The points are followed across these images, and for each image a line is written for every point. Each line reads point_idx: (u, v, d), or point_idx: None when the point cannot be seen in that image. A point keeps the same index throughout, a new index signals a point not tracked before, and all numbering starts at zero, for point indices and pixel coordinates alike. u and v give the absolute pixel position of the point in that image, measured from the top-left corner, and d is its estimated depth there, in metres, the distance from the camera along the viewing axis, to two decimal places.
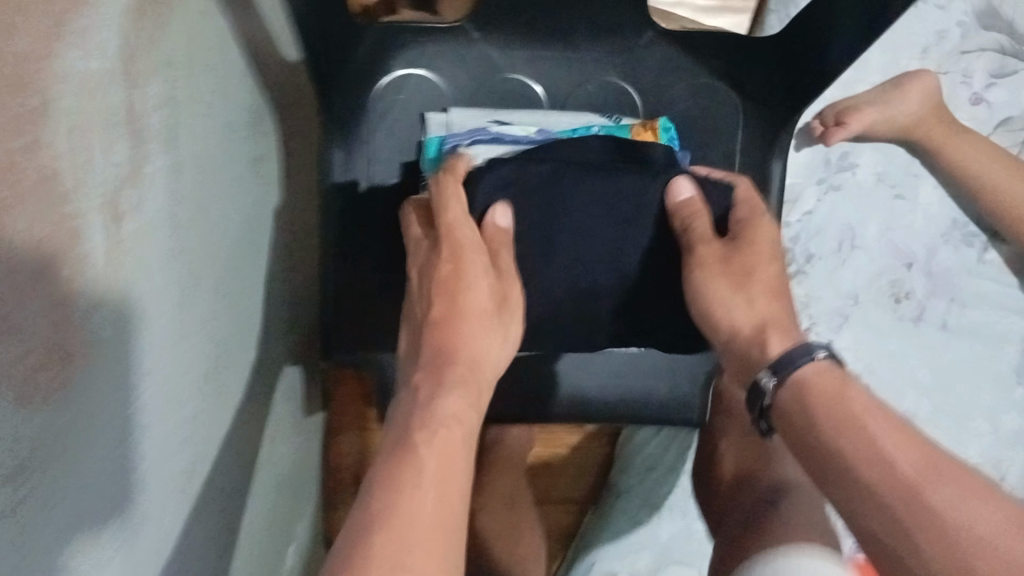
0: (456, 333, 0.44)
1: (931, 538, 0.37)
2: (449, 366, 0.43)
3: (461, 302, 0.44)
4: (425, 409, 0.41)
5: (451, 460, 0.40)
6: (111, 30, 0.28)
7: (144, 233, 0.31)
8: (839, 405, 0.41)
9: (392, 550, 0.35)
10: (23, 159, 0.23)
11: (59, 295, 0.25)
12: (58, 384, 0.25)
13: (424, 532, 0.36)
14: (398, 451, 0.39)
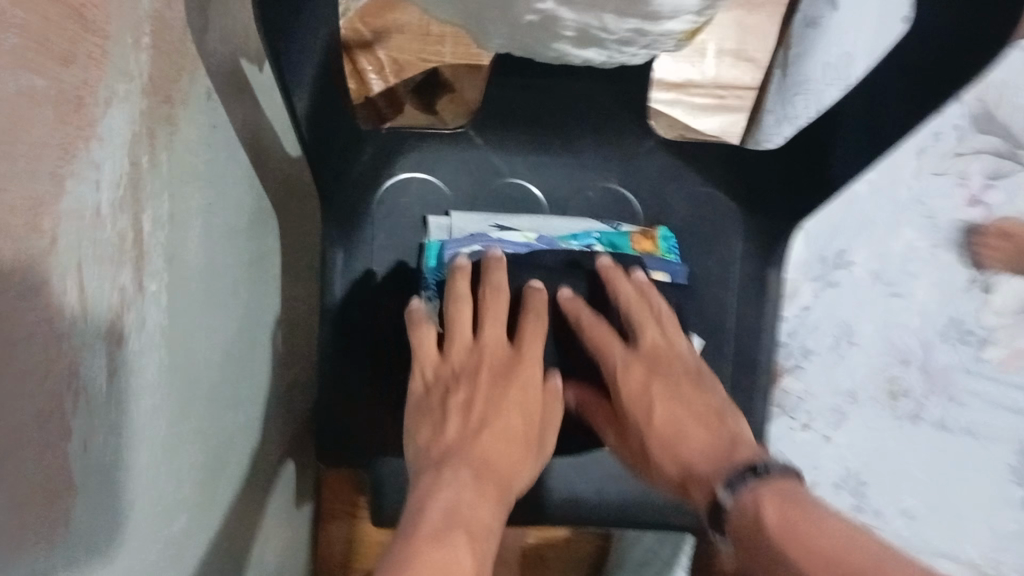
0: (491, 432, 0.51)
1: None
2: (479, 472, 0.49)
3: (524, 413, 0.53)
4: (456, 505, 0.46)
5: (467, 553, 0.43)
6: (117, 160, 0.32)
7: (139, 351, 0.35)
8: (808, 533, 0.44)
9: None
10: (36, 308, 0.26)
11: (56, 433, 0.28)
12: (53, 520, 0.28)
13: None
14: (431, 535, 0.43)
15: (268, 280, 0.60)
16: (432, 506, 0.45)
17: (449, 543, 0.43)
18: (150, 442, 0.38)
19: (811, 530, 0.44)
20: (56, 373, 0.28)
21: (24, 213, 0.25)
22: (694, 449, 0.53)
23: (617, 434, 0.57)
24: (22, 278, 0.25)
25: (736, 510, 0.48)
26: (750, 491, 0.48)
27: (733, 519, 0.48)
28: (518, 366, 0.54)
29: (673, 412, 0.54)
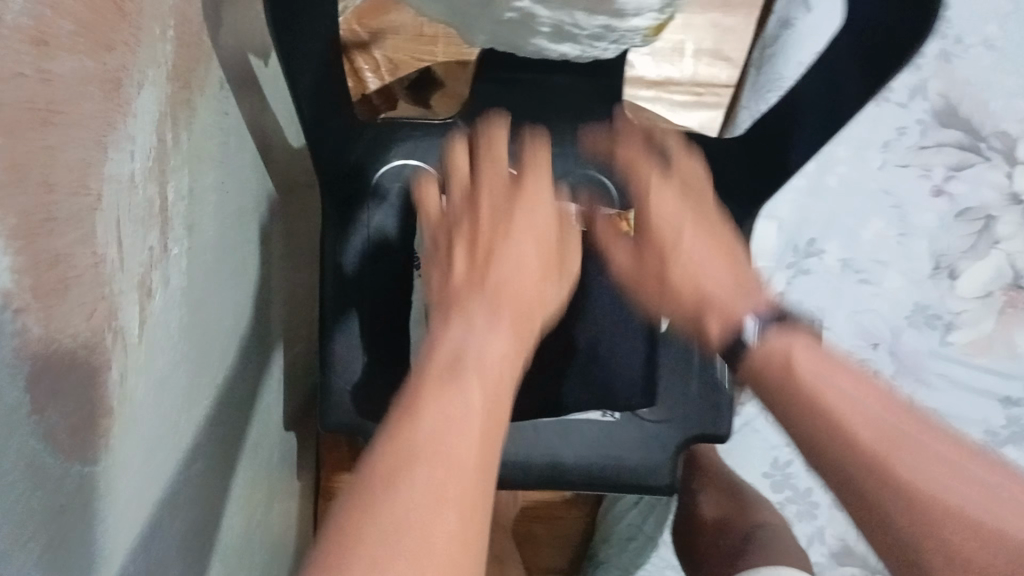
0: (503, 262, 0.47)
1: (904, 507, 0.43)
2: (497, 297, 0.45)
3: (539, 236, 0.49)
4: (467, 337, 0.41)
5: (496, 380, 0.40)
6: (146, 133, 0.36)
7: (164, 305, 0.40)
8: (823, 409, 0.46)
9: (426, 478, 0.33)
10: (84, 250, 0.30)
11: (101, 362, 0.32)
12: (98, 438, 0.32)
13: (470, 441, 0.36)
14: (444, 376, 0.38)
15: (273, 259, 0.65)
16: (440, 347, 0.41)
17: (465, 382, 0.38)
18: (173, 386, 0.42)
19: (849, 386, 0.46)
20: (101, 315, 0.32)
21: (75, 170, 0.29)
22: (719, 275, 0.51)
23: (631, 266, 0.56)
24: (73, 223, 0.29)
25: (763, 350, 0.49)
26: (777, 334, 0.49)
27: (760, 356, 0.49)
28: (522, 193, 0.51)
29: (689, 243, 0.52)
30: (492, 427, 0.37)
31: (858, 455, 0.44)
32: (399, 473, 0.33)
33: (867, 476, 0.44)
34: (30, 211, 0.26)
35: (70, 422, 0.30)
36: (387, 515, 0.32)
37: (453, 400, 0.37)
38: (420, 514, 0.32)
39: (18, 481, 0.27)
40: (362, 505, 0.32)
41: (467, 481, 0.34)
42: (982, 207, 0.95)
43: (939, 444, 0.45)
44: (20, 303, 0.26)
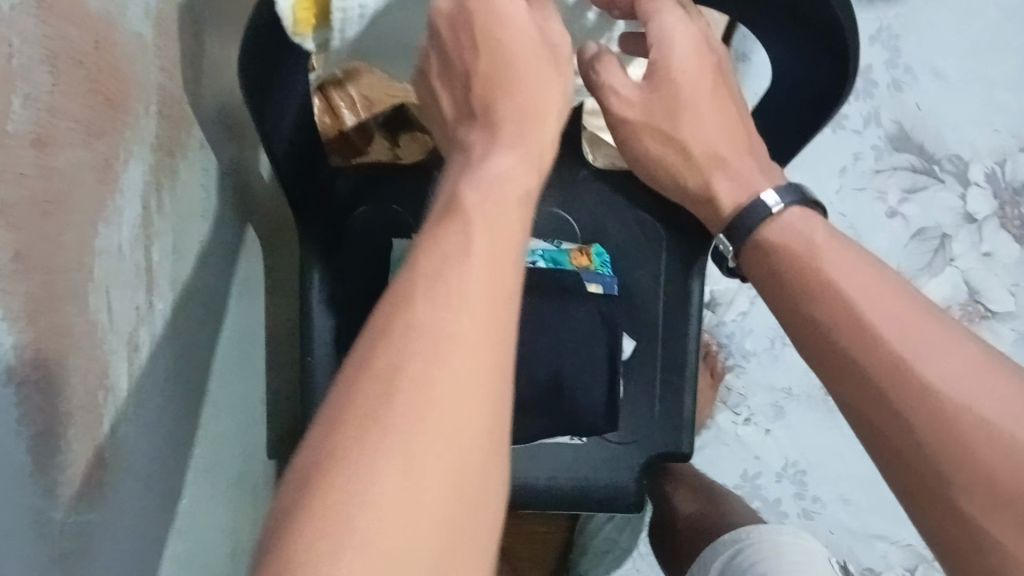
0: (502, 91, 0.41)
1: (927, 427, 0.41)
2: (500, 116, 0.41)
3: (531, 44, 0.42)
4: (476, 179, 0.37)
5: (511, 220, 0.36)
6: (132, 206, 0.40)
7: (152, 357, 0.43)
8: (818, 289, 0.46)
9: (436, 319, 0.31)
10: (78, 320, 0.34)
11: (96, 417, 0.36)
12: (94, 486, 0.36)
13: (481, 298, 0.32)
14: (448, 222, 0.35)
15: (254, 296, 0.69)
16: (443, 193, 0.38)
17: (471, 227, 0.34)
18: (161, 427, 0.45)
19: (866, 283, 0.45)
20: (95, 374, 0.36)
21: (68, 250, 0.33)
22: (733, 144, 0.53)
23: (640, 116, 0.53)
24: (68, 299, 0.33)
25: (785, 230, 0.50)
26: (801, 212, 0.50)
27: (781, 235, 0.50)
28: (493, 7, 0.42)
29: (704, 110, 0.52)
30: (507, 272, 0.34)
31: (874, 358, 0.43)
32: (400, 340, 0.31)
33: (878, 375, 0.43)
34: (33, 292, 0.30)
35: (70, 476, 0.33)
36: (390, 392, 0.29)
37: (461, 245, 0.33)
38: (421, 379, 0.30)
39: (25, 534, 0.30)
40: (367, 366, 0.30)
41: (479, 350, 0.31)
42: (935, 227, 1.00)
43: (959, 353, 0.42)
44: (23, 375, 0.29)
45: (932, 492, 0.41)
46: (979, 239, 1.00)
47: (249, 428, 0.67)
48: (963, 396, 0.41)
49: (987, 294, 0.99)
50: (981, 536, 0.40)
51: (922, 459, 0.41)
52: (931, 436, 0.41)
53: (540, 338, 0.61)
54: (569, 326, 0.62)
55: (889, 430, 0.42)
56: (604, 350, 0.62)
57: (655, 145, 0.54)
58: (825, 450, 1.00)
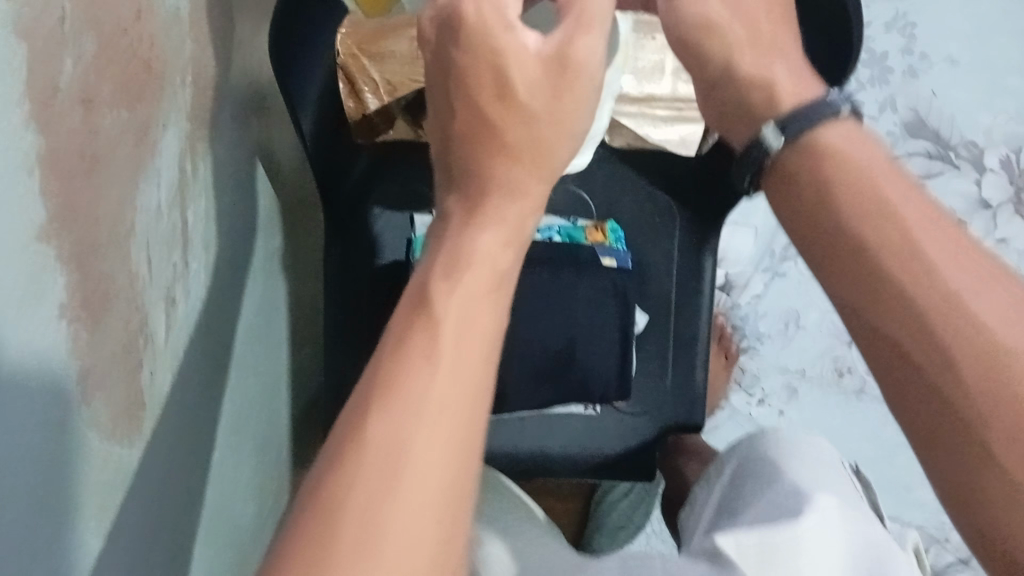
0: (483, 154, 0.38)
1: (977, 378, 0.33)
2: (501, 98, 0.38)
3: (531, 79, 0.38)
4: (448, 260, 0.35)
5: (481, 312, 0.34)
6: (168, 170, 0.43)
7: (186, 314, 0.46)
8: (859, 197, 0.38)
9: (395, 436, 0.30)
10: (119, 269, 0.36)
11: (134, 362, 0.38)
12: (132, 426, 0.38)
13: (440, 412, 0.31)
14: (414, 319, 0.33)
15: (280, 268, 0.72)
16: (420, 270, 0.36)
17: (436, 327, 0.33)
18: (191, 382, 0.48)
19: (912, 209, 0.37)
20: (133, 322, 0.38)
21: (113, 206, 0.36)
22: (789, 41, 0.45)
23: None
24: (112, 248, 0.36)
25: (830, 142, 0.40)
26: (847, 130, 0.40)
27: (821, 146, 0.40)
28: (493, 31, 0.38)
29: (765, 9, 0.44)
30: (471, 377, 0.32)
31: (932, 309, 0.34)
32: (352, 463, 0.30)
33: (926, 316, 0.34)
34: (81, 239, 0.33)
35: (112, 413, 0.36)
36: (336, 526, 0.29)
37: (427, 349, 0.32)
38: (367, 510, 0.29)
39: (71, 461, 0.33)
40: (319, 489, 0.30)
41: (440, 466, 0.30)
42: (951, 212, 1.00)
43: (1018, 309, 0.34)
44: (72, 314, 0.32)
45: (973, 469, 0.33)
46: (993, 226, 1.01)
47: (275, 395, 0.70)
48: (1021, 345, 0.33)
49: None
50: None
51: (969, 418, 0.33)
52: (978, 388, 0.33)
53: (549, 308, 0.63)
54: (579, 297, 0.64)
55: (933, 378, 0.34)
56: (614, 320, 0.64)
57: (727, 20, 0.44)
58: (836, 431, 1.02)
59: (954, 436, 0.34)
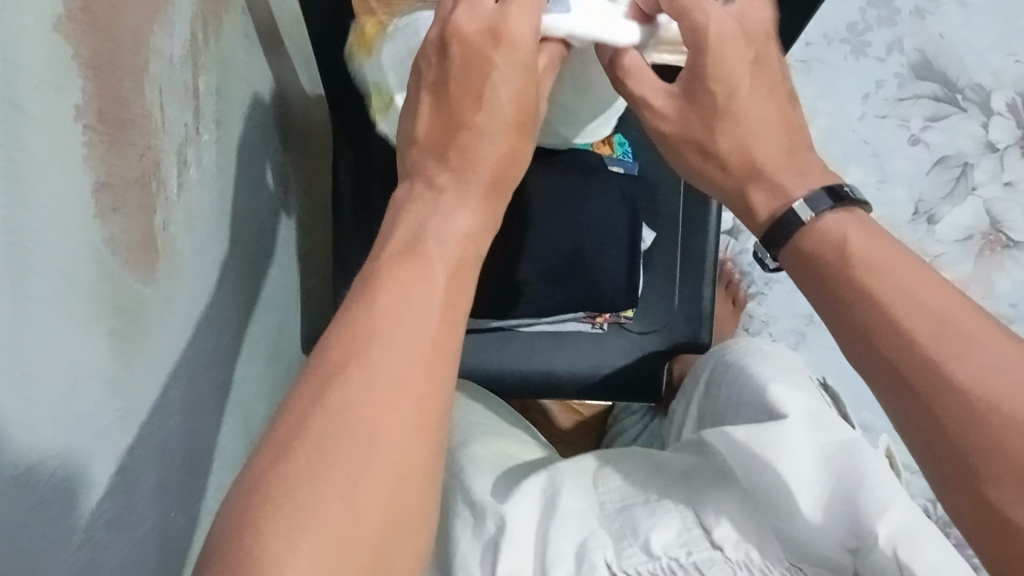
0: (462, 168, 0.43)
1: (963, 418, 0.38)
2: (456, 140, 0.43)
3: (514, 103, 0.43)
4: (428, 228, 0.41)
5: (454, 284, 0.39)
6: (181, 28, 0.43)
7: (199, 184, 0.46)
8: (840, 272, 0.42)
9: (375, 380, 0.34)
10: (135, 99, 0.37)
11: (150, 201, 0.38)
12: (148, 268, 0.38)
13: (418, 364, 0.35)
14: (409, 267, 0.38)
15: (291, 188, 0.72)
16: (403, 225, 0.41)
17: (424, 280, 0.38)
18: (207, 255, 0.48)
19: (904, 279, 0.40)
20: (149, 161, 0.38)
21: (129, 33, 0.36)
22: (774, 154, 0.47)
23: (676, 127, 0.48)
24: (131, 75, 0.36)
25: (816, 231, 0.44)
26: (834, 215, 0.44)
27: (814, 233, 0.44)
28: (501, 49, 0.43)
29: (756, 112, 0.47)
30: (446, 341, 0.37)
31: (911, 363, 0.39)
32: (359, 372, 0.34)
33: (902, 363, 0.39)
34: (97, 47, 0.33)
35: (128, 240, 0.36)
36: (345, 421, 0.33)
37: (402, 316, 0.36)
38: (364, 434, 0.33)
39: (89, 271, 0.33)
40: (305, 423, 0.33)
41: (419, 410, 0.35)
42: (958, 154, 1.00)
43: (993, 344, 0.38)
44: (88, 121, 0.32)
45: (972, 496, 0.38)
46: (1001, 168, 1.00)
47: (286, 313, 0.69)
48: (996, 392, 0.37)
49: (1011, 224, 0.99)
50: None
51: (968, 459, 0.38)
52: (965, 430, 0.38)
53: (560, 212, 0.66)
54: (591, 204, 0.67)
55: (922, 413, 0.39)
56: (621, 226, 0.68)
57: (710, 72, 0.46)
58: (846, 376, 1.01)
59: (960, 465, 0.38)
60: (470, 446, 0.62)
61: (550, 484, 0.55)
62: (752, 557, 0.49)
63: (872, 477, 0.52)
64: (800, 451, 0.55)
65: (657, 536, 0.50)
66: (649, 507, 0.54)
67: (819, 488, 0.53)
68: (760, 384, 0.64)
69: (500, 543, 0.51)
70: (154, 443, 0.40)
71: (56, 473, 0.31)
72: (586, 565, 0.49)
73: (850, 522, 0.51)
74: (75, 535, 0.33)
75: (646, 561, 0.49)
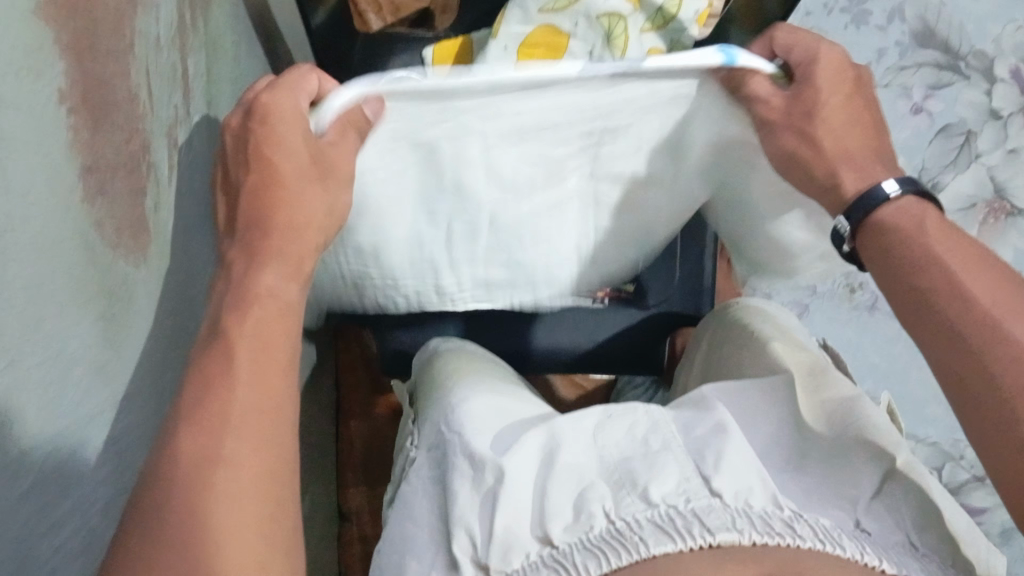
0: (275, 229, 0.45)
1: (996, 365, 0.43)
2: (265, 205, 0.46)
3: (297, 154, 0.46)
4: (243, 299, 0.42)
5: (276, 336, 0.42)
6: (166, 8, 0.42)
7: (189, 166, 0.46)
8: (909, 241, 0.48)
9: (202, 444, 0.37)
10: (120, 80, 0.36)
11: (138, 183, 0.38)
12: (139, 251, 0.38)
13: (243, 417, 0.38)
14: (215, 349, 0.40)
15: None
16: (225, 299, 0.43)
17: (237, 354, 0.40)
18: (199, 239, 0.47)
19: (953, 253, 0.47)
20: (137, 144, 0.38)
21: (111, 14, 0.36)
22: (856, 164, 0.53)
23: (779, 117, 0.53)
24: (114, 58, 0.36)
25: (896, 208, 0.50)
26: (916, 199, 0.50)
27: (892, 211, 0.50)
28: (271, 124, 0.46)
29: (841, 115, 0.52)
30: (271, 389, 0.40)
31: (956, 315, 0.45)
32: (185, 473, 0.36)
33: (964, 327, 0.44)
34: (77, 31, 0.32)
35: (117, 223, 0.36)
36: (172, 498, 0.35)
37: (225, 379, 0.39)
38: (204, 491, 0.36)
39: (77, 254, 0.33)
40: (147, 499, 0.35)
41: (252, 456, 0.38)
42: (960, 123, 0.99)
43: None
44: (71, 103, 0.32)
45: (997, 430, 0.42)
46: (1004, 136, 0.99)
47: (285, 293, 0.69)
48: None
49: (1014, 191, 0.98)
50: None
51: (1005, 404, 0.42)
52: (1005, 373, 0.42)
53: None
54: None
55: (983, 376, 0.43)
56: None
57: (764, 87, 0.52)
58: (848, 345, 1.01)
59: (995, 410, 0.42)
60: (470, 401, 0.62)
61: (549, 438, 0.57)
62: (750, 505, 0.51)
63: (870, 428, 0.57)
64: (799, 410, 0.60)
65: (655, 486, 0.51)
66: (647, 458, 0.54)
67: (818, 422, 0.59)
68: (761, 343, 0.67)
69: (499, 496, 0.53)
70: (149, 426, 0.40)
71: (48, 459, 0.31)
72: (585, 515, 0.50)
73: (848, 471, 0.54)
74: (69, 518, 0.33)
75: (645, 509, 0.50)
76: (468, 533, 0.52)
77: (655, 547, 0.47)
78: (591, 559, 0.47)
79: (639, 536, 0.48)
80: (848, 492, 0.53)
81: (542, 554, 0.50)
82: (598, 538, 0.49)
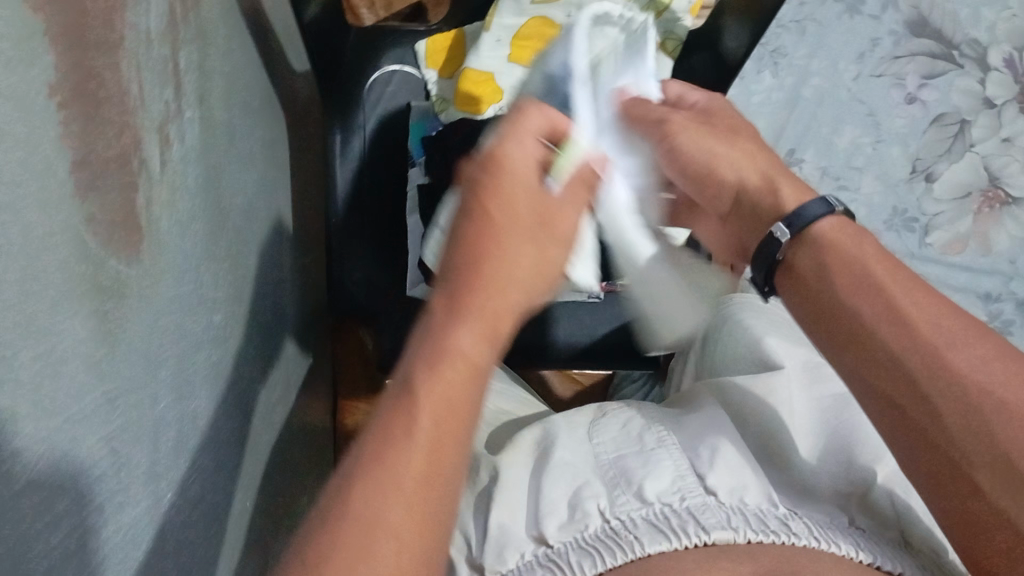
0: (482, 281, 0.43)
1: (948, 401, 0.44)
2: (481, 262, 0.44)
3: (524, 207, 0.47)
4: (436, 356, 0.41)
5: (460, 394, 0.40)
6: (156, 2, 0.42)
7: (182, 161, 0.46)
8: (859, 271, 0.49)
9: (369, 510, 0.37)
10: (110, 74, 0.36)
11: (130, 178, 0.38)
12: (130, 246, 0.38)
13: (412, 482, 0.38)
14: (398, 407, 0.39)
15: (281, 165, 0.71)
16: (415, 349, 0.42)
17: (417, 417, 0.39)
18: (193, 235, 0.47)
19: (906, 290, 0.48)
20: (128, 139, 0.38)
21: (101, 6, 0.35)
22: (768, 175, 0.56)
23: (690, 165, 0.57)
24: (104, 52, 0.35)
25: (817, 234, 0.51)
26: (834, 219, 0.52)
27: (817, 236, 0.51)
28: (502, 173, 0.47)
29: (695, 139, 0.57)
30: (444, 450, 0.39)
31: (903, 348, 0.46)
32: (349, 538, 0.36)
33: (899, 356, 0.46)
34: (67, 24, 0.32)
35: (107, 218, 0.36)
36: (334, 554, 0.36)
37: (400, 444, 0.38)
38: (362, 550, 0.36)
39: (67, 251, 0.32)
40: (318, 551, 0.36)
41: (412, 519, 0.37)
42: (955, 113, 0.99)
43: (983, 347, 0.45)
44: (60, 97, 0.32)
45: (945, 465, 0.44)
46: (999, 125, 0.99)
47: (281, 290, 0.69)
48: (975, 373, 0.44)
49: (1010, 180, 0.98)
50: (961, 475, 0.44)
51: (937, 439, 0.44)
52: (950, 404, 0.44)
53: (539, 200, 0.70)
54: None
55: (914, 413, 0.45)
56: None
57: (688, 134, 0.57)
58: None
59: (932, 445, 0.45)
60: None
61: (543, 437, 0.58)
62: (745, 503, 0.51)
63: (861, 431, 0.57)
64: (791, 424, 0.58)
65: (650, 484, 0.52)
66: (642, 456, 0.54)
67: (812, 436, 0.58)
68: (755, 340, 0.67)
69: (494, 498, 0.53)
70: (145, 424, 0.40)
71: (41, 458, 0.30)
72: (580, 514, 0.51)
73: (841, 469, 0.55)
74: (65, 516, 0.33)
75: (640, 507, 0.50)
76: (464, 536, 0.53)
77: (649, 546, 0.47)
78: (586, 559, 0.47)
79: (633, 535, 0.48)
80: (838, 493, 0.54)
81: (537, 553, 0.49)
82: (593, 537, 0.49)
